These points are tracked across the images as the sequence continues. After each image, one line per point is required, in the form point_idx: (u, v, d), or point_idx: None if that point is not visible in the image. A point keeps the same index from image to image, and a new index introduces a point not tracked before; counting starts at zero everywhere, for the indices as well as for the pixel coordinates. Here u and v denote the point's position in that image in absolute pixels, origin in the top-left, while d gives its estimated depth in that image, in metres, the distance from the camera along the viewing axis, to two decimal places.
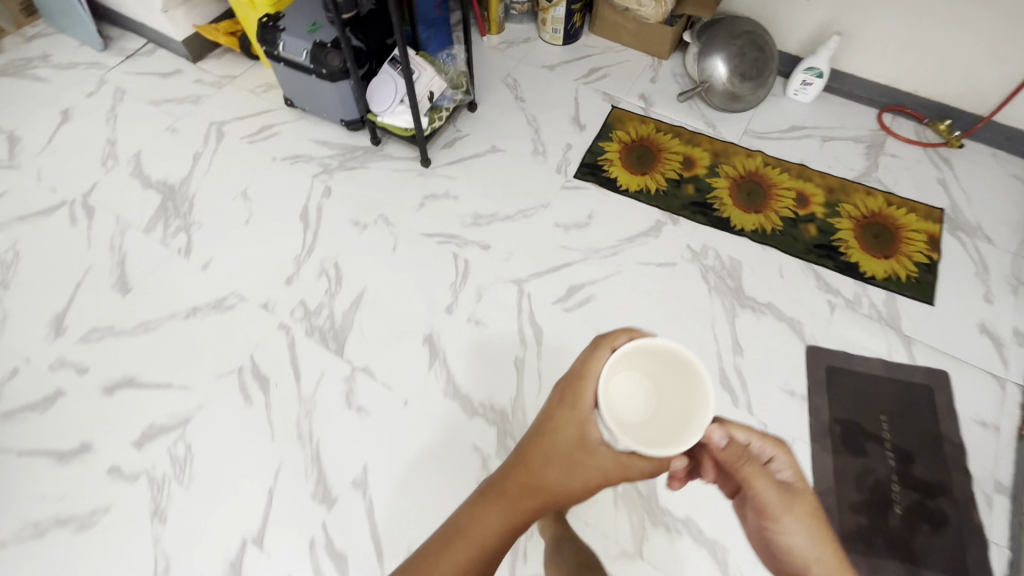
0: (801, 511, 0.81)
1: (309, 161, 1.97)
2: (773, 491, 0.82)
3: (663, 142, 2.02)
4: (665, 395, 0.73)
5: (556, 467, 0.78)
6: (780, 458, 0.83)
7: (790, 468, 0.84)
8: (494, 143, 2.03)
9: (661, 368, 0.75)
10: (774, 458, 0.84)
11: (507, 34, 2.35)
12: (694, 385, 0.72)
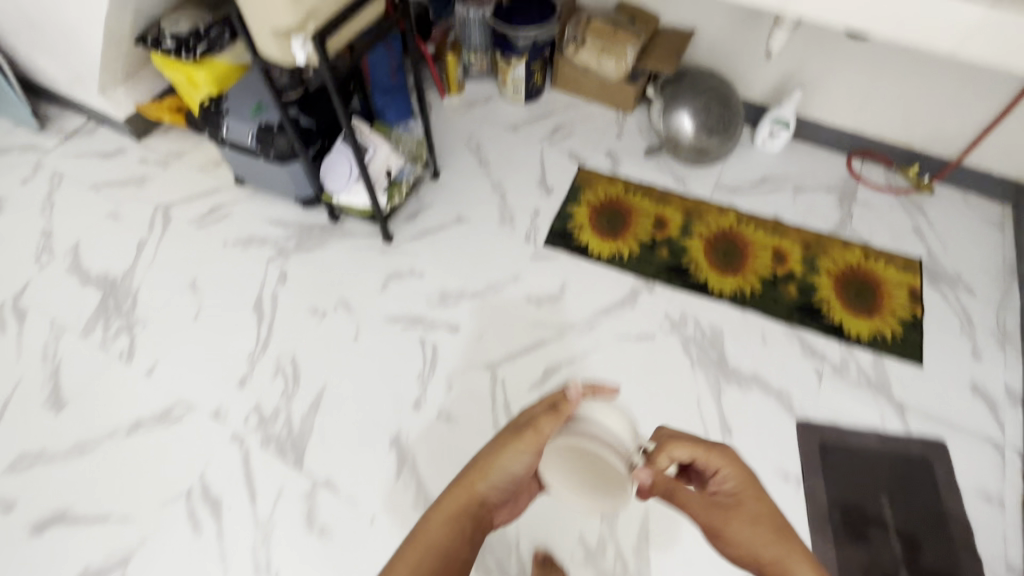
0: (736, 522, 0.88)
1: (263, 243, 1.86)
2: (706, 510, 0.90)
3: (634, 203, 1.96)
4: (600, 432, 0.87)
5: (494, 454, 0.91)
6: (723, 472, 0.90)
7: (732, 479, 0.90)
8: (459, 213, 1.94)
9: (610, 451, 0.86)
10: (719, 471, 0.91)
11: (467, 92, 2.29)
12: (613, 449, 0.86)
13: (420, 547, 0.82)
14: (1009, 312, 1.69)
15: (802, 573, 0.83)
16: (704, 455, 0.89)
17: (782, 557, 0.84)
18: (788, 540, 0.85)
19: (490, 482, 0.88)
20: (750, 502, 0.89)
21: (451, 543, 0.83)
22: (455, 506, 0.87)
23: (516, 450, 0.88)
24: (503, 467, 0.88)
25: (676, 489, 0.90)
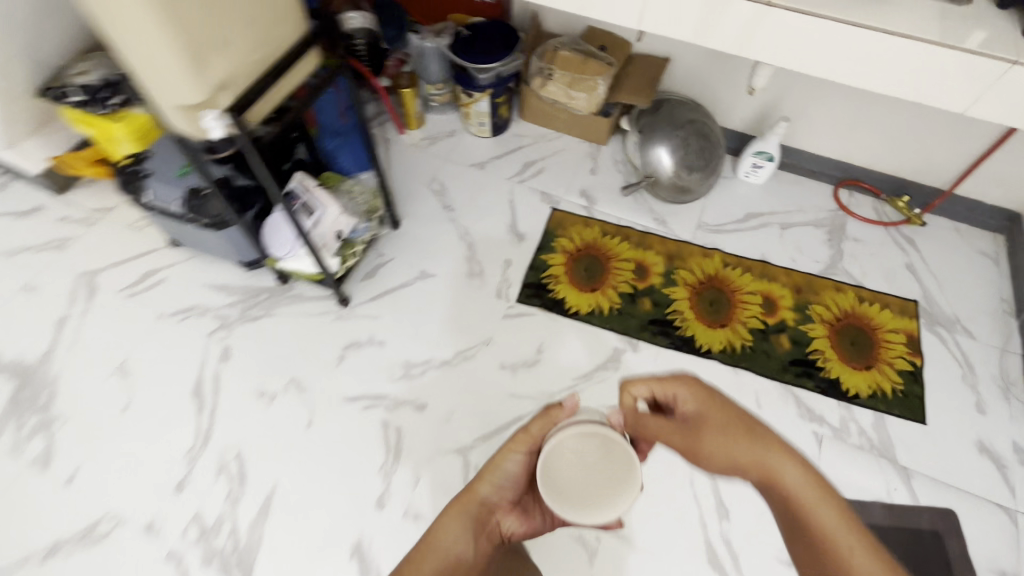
0: (709, 437, 0.73)
1: (203, 313, 1.66)
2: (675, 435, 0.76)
3: (611, 248, 1.82)
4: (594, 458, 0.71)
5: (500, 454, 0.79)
6: (680, 392, 0.77)
7: (692, 397, 0.77)
8: (423, 267, 1.77)
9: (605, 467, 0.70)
10: (677, 394, 0.78)
11: (428, 127, 2.11)
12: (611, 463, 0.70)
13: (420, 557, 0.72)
14: (1011, 357, 1.60)
15: (786, 480, 0.69)
16: (659, 385, 0.78)
17: (761, 461, 0.71)
18: (768, 443, 0.71)
19: (493, 483, 0.79)
20: (714, 413, 0.75)
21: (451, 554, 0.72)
22: (454, 515, 0.76)
23: (510, 452, 0.78)
24: (503, 469, 0.78)
25: (642, 420, 0.76)
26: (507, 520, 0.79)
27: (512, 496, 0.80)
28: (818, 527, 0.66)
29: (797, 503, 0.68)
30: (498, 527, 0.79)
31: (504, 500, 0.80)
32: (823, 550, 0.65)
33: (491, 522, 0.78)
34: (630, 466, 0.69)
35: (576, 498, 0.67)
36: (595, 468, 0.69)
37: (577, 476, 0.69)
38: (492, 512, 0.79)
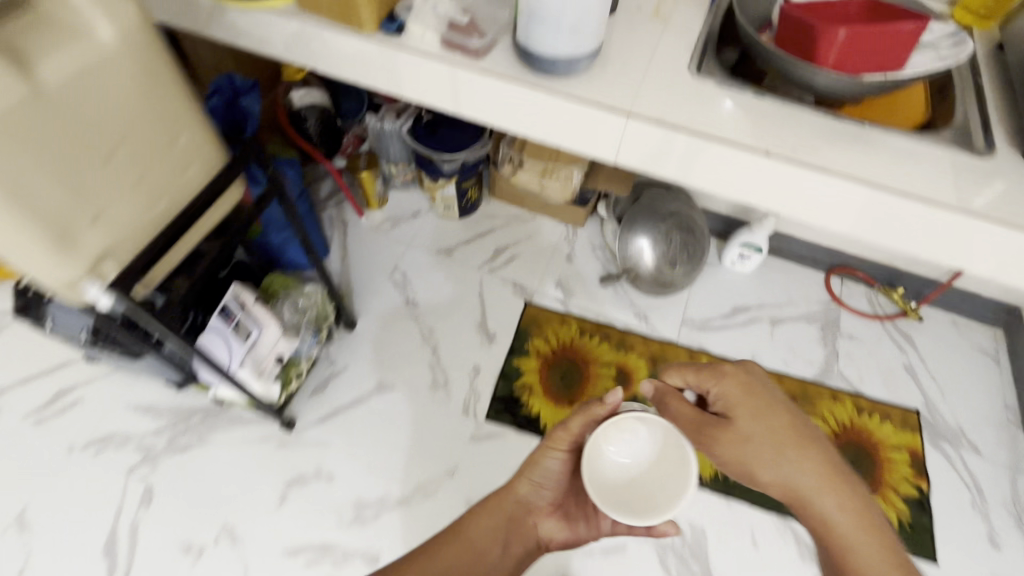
0: (721, 437, 0.80)
1: (123, 444, 1.44)
2: (690, 423, 0.83)
3: (591, 349, 1.66)
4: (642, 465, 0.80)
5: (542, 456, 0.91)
6: (711, 389, 0.83)
7: (724, 396, 0.82)
8: (381, 379, 1.58)
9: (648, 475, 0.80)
10: (710, 391, 0.83)
11: (390, 207, 1.92)
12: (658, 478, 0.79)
13: (455, 544, 0.92)
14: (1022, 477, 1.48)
15: (804, 483, 0.75)
16: (696, 375, 0.85)
17: (786, 464, 0.76)
18: (794, 445, 0.77)
19: (530, 483, 0.93)
20: (745, 414, 0.80)
21: (479, 544, 0.92)
22: (491, 511, 0.95)
23: (547, 453, 0.90)
24: (541, 470, 0.92)
25: (671, 402, 0.85)
26: (542, 522, 0.93)
27: (550, 498, 0.93)
28: (835, 530, 0.72)
29: (815, 505, 0.74)
30: (534, 526, 0.94)
31: (542, 503, 0.94)
32: (832, 548, 0.72)
33: (528, 520, 0.94)
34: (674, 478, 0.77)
35: (619, 497, 0.79)
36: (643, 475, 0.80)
37: (623, 475, 0.80)
38: (529, 512, 0.94)
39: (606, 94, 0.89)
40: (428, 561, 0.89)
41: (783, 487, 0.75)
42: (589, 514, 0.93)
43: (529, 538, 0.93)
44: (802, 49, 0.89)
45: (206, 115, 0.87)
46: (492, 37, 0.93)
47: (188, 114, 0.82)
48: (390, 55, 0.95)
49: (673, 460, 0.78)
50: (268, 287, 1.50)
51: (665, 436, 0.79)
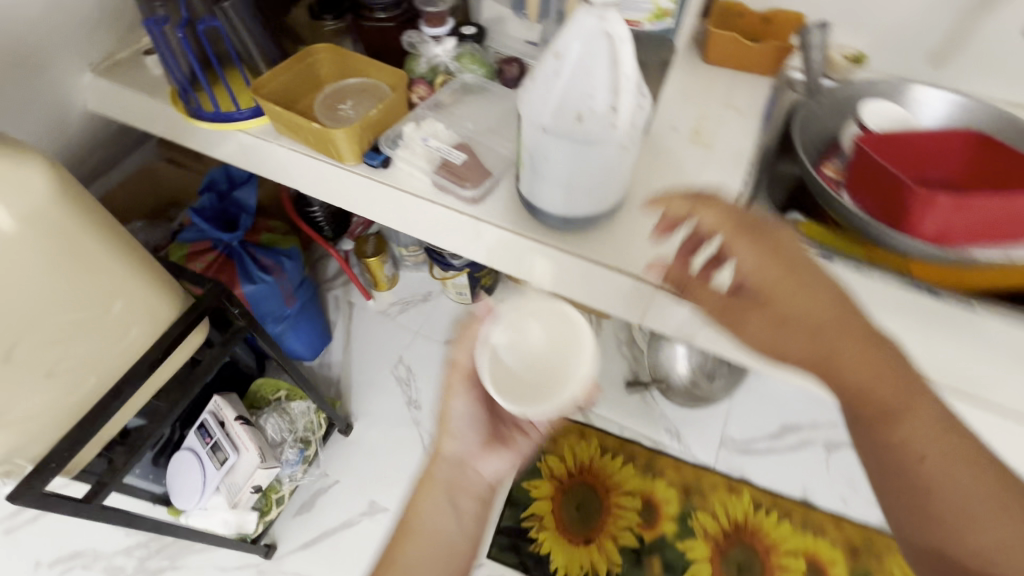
0: (752, 323, 0.61)
1: (91, 564, 1.32)
2: (718, 303, 0.65)
3: (612, 473, 1.45)
4: (546, 354, 0.63)
5: (455, 400, 0.75)
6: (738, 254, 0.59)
7: (751, 265, 0.59)
8: (373, 498, 1.41)
9: (552, 360, 0.63)
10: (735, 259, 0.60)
11: (399, 288, 1.78)
12: (566, 368, 0.62)
13: (421, 536, 0.71)
14: None
15: (867, 387, 0.55)
16: (725, 233, 0.59)
17: (849, 367, 0.55)
18: (861, 353, 0.55)
19: (452, 436, 0.75)
20: (789, 299, 0.57)
21: (442, 521, 0.72)
22: (435, 497, 0.74)
23: (453, 400, 0.75)
24: (455, 422, 0.75)
25: (693, 287, 0.67)
26: (478, 466, 0.76)
27: (476, 444, 0.76)
28: (915, 449, 0.53)
29: (889, 420, 0.54)
30: (470, 478, 0.76)
31: (474, 445, 0.76)
32: (907, 475, 0.54)
33: (463, 480, 0.75)
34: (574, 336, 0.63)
35: (523, 392, 0.61)
36: (552, 358, 0.63)
37: (526, 370, 0.63)
38: (463, 467, 0.76)
39: (631, 252, 0.72)
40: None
41: (845, 388, 0.56)
42: (509, 433, 0.79)
43: (469, 498, 0.75)
44: (882, 207, 0.73)
45: (149, 263, 0.73)
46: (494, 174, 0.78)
47: (128, 281, 0.70)
48: (375, 191, 0.81)
49: (564, 335, 0.64)
50: (256, 394, 1.38)
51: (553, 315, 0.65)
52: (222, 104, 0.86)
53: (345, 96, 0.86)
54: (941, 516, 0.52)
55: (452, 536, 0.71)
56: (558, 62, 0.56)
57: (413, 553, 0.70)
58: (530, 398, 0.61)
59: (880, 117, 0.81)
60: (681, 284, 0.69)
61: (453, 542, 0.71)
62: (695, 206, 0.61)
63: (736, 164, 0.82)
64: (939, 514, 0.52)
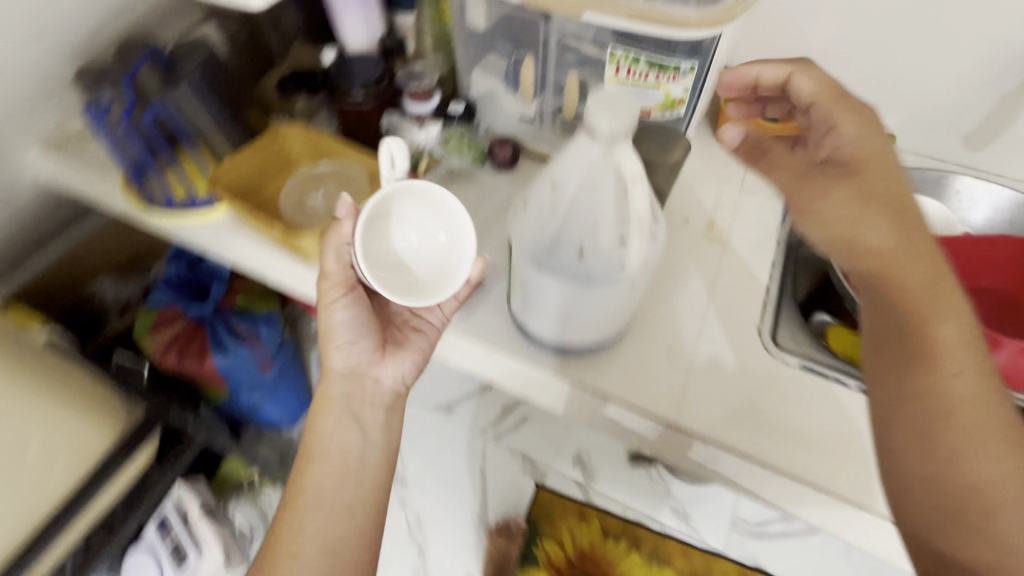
0: (840, 188, 0.58)
1: None
2: (789, 172, 0.64)
3: (621, 565, 1.24)
4: (414, 236, 0.61)
5: (336, 315, 0.66)
6: (844, 119, 0.61)
7: (854, 131, 0.60)
8: None
9: (423, 250, 0.61)
10: (835, 125, 0.61)
11: None
12: (440, 246, 0.61)
13: (326, 464, 0.66)
14: None
15: (919, 297, 0.52)
16: (827, 97, 0.62)
17: (906, 274, 0.53)
18: (932, 275, 0.53)
19: (338, 349, 0.68)
20: (877, 181, 0.57)
21: (345, 440, 0.68)
22: (331, 417, 0.68)
23: (333, 308, 0.66)
24: (338, 333, 0.67)
25: (771, 149, 0.66)
26: (374, 373, 0.70)
27: (366, 351, 0.70)
28: (951, 369, 0.49)
29: (925, 333, 0.51)
30: (370, 387, 0.70)
31: (367, 352, 0.70)
32: (922, 395, 0.49)
33: (361, 392, 0.70)
34: (436, 218, 0.61)
35: (411, 283, 0.60)
36: (421, 246, 0.61)
37: (405, 263, 0.61)
38: (363, 374, 0.70)
39: (642, 382, 0.63)
40: (311, 520, 0.64)
41: (894, 288, 0.53)
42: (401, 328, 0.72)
43: (372, 408, 0.70)
44: None
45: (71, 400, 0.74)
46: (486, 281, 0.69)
47: (43, 423, 0.70)
48: None
49: (429, 218, 0.61)
50: (226, 477, 1.24)
51: (414, 205, 0.61)
52: (176, 192, 0.76)
53: (319, 181, 0.77)
54: (948, 448, 0.47)
55: (361, 452, 0.68)
56: (554, 192, 0.47)
57: (321, 477, 0.66)
58: (416, 285, 0.60)
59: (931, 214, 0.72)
60: (749, 152, 0.68)
61: (363, 465, 0.68)
62: (792, 74, 0.64)
63: (757, 269, 0.72)
64: (944, 446, 0.47)
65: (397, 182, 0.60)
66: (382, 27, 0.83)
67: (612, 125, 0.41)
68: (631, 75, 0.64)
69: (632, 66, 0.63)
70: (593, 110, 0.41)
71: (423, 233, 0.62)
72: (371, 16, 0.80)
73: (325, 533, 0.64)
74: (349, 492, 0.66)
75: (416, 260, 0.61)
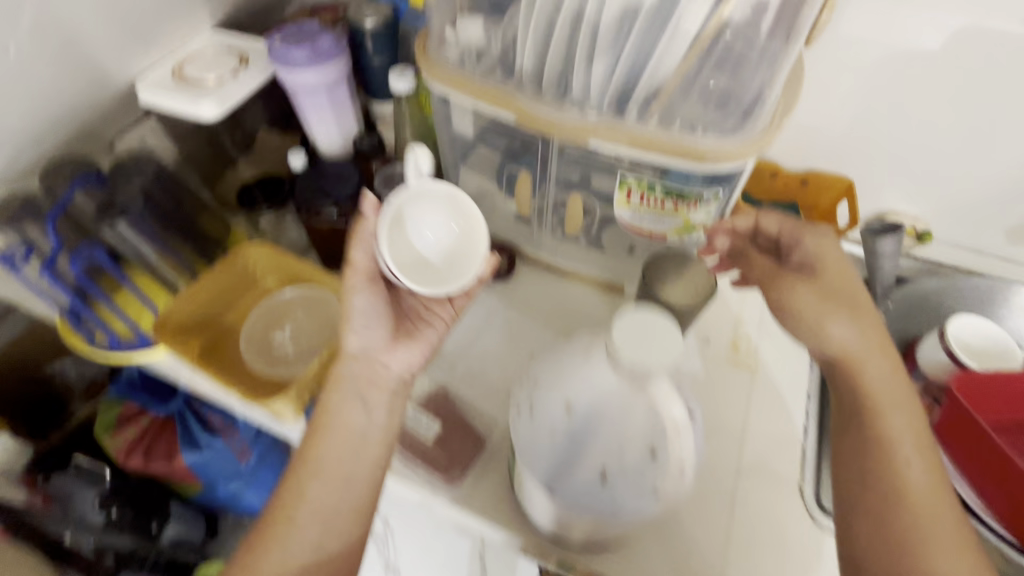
0: (809, 288, 0.53)
1: None
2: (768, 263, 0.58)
3: None
4: (426, 231, 0.55)
5: (359, 299, 0.55)
6: (807, 240, 0.56)
7: (818, 251, 0.55)
8: None
9: (438, 244, 0.56)
10: (801, 243, 0.56)
11: None
12: (454, 240, 0.56)
13: (328, 437, 0.52)
14: None
15: (879, 386, 0.49)
16: (793, 227, 0.57)
17: (866, 365, 0.50)
18: (890, 373, 0.49)
19: (356, 329, 0.55)
20: (847, 282, 0.53)
21: (352, 415, 0.53)
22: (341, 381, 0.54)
23: (353, 288, 0.56)
24: (357, 315, 0.55)
25: (750, 255, 0.60)
26: (389, 358, 0.55)
27: (383, 332, 0.56)
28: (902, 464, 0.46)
29: (881, 421, 0.47)
30: (388, 371, 0.56)
31: (383, 338, 0.56)
32: (874, 475, 0.46)
33: (378, 374, 0.55)
34: (449, 216, 0.56)
35: (431, 278, 0.54)
36: (433, 240, 0.56)
37: (420, 259, 0.55)
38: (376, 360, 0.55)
39: (675, 556, 0.53)
40: (305, 491, 0.50)
41: (852, 379, 0.50)
42: (422, 310, 0.61)
43: (387, 387, 0.55)
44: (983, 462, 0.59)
45: None
46: (484, 439, 0.58)
47: None
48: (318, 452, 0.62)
49: (440, 214, 0.55)
50: None
51: (427, 199, 0.55)
52: (121, 332, 0.63)
53: (287, 312, 0.68)
54: (905, 541, 0.42)
55: (366, 436, 0.52)
56: (567, 416, 0.37)
57: (322, 453, 0.51)
58: (436, 278, 0.54)
59: (992, 332, 0.64)
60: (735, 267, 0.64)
61: (373, 442, 0.53)
62: (757, 220, 0.59)
63: (793, 400, 0.64)
64: (895, 527, 0.43)
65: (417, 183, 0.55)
66: (358, 126, 0.74)
67: (647, 358, 0.35)
68: (645, 201, 0.56)
69: (646, 193, 0.55)
70: (621, 341, 0.35)
71: (440, 229, 0.56)
72: (343, 117, 0.71)
73: (319, 501, 0.50)
74: (352, 464, 0.51)
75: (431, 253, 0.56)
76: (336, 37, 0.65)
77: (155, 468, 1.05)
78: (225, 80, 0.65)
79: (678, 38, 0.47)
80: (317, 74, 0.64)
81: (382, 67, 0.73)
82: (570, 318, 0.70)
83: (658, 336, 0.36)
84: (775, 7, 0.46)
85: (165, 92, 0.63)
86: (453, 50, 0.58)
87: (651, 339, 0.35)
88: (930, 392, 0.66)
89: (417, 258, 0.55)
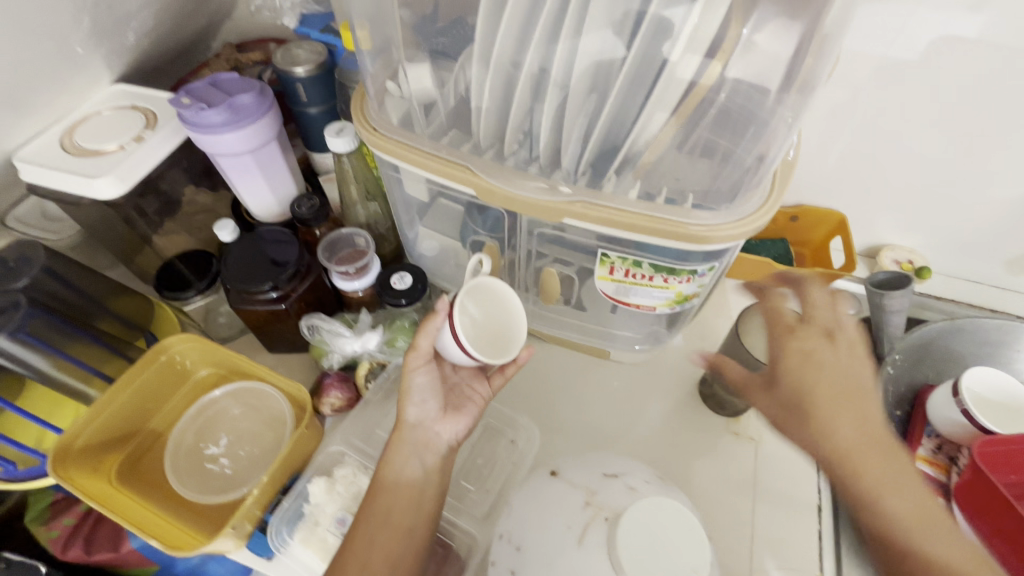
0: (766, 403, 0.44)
1: None
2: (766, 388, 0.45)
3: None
4: (471, 305, 0.51)
5: (420, 374, 0.50)
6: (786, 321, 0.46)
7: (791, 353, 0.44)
8: None
9: (482, 313, 0.51)
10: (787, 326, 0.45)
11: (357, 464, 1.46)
12: (497, 309, 0.51)
13: (390, 493, 0.46)
14: None
15: (887, 485, 0.39)
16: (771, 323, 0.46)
17: (850, 453, 0.40)
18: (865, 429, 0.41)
19: (416, 400, 0.50)
20: (819, 384, 0.41)
21: (408, 474, 0.47)
22: (402, 442, 0.48)
23: (411, 367, 0.50)
24: (416, 387, 0.50)
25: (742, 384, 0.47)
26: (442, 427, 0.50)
27: (437, 402, 0.51)
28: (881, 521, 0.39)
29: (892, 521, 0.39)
30: (439, 440, 0.50)
31: (434, 409, 0.50)
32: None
33: (434, 441, 0.49)
34: (488, 291, 0.51)
35: (488, 343, 0.51)
36: (476, 311, 0.51)
37: (474, 333, 0.50)
38: (432, 430, 0.50)
39: None
40: (371, 537, 0.44)
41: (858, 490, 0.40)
42: (462, 383, 0.54)
43: (440, 451, 0.50)
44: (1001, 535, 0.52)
45: None
46: (460, 554, 0.51)
47: None
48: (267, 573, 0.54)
49: (486, 292, 0.51)
50: None
51: (478, 289, 0.50)
52: (17, 460, 0.54)
53: (221, 415, 0.59)
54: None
55: (420, 497, 0.47)
56: None
57: (386, 506, 0.46)
58: (491, 345, 0.51)
59: (1009, 388, 0.58)
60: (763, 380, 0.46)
61: (430, 497, 0.48)
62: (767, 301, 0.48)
63: (804, 475, 0.57)
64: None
65: (471, 281, 0.50)
66: (298, 187, 0.65)
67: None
68: (630, 276, 0.49)
69: (631, 269, 0.48)
70: (628, 555, 0.31)
71: (478, 304, 0.51)
72: (277, 178, 0.62)
73: (382, 547, 0.44)
74: (413, 513, 0.46)
75: (480, 325, 0.51)
76: (257, 92, 0.55)
77: (99, 560, 0.70)
78: (129, 148, 0.55)
79: (670, 90, 0.39)
80: (242, 138, 0.55)
81: (320, 115, 0.64)
82: (551, 394, 0.62)
83: (673, 536, 0.31)
84: (786, 63, 0.37)
85: (49, 169, 0.52)
86: (398, 107, 0.50)
87: (663, 551, 0.31)
88: (946, 450, 0.61)
89: (471, 334, 0.50)
